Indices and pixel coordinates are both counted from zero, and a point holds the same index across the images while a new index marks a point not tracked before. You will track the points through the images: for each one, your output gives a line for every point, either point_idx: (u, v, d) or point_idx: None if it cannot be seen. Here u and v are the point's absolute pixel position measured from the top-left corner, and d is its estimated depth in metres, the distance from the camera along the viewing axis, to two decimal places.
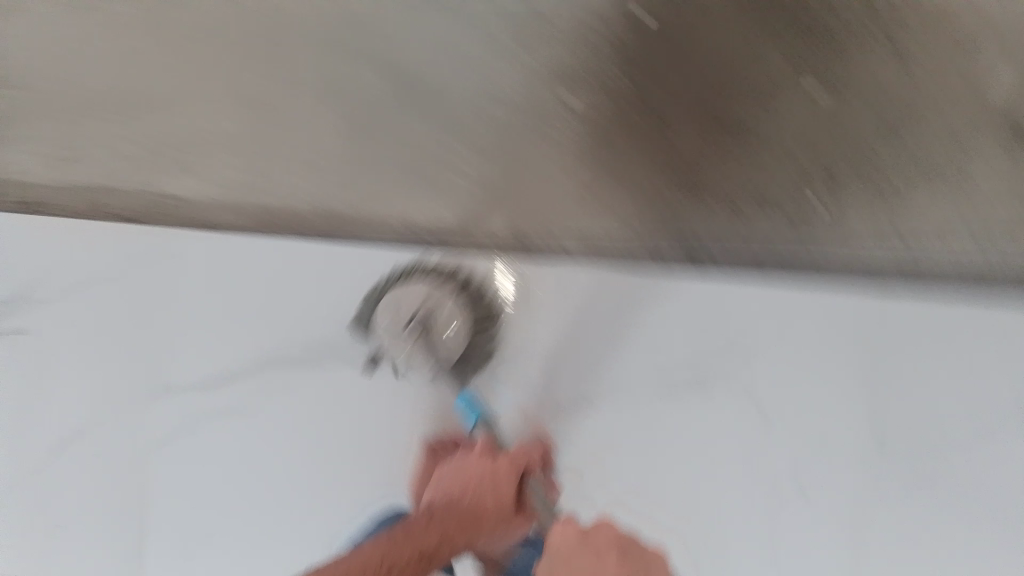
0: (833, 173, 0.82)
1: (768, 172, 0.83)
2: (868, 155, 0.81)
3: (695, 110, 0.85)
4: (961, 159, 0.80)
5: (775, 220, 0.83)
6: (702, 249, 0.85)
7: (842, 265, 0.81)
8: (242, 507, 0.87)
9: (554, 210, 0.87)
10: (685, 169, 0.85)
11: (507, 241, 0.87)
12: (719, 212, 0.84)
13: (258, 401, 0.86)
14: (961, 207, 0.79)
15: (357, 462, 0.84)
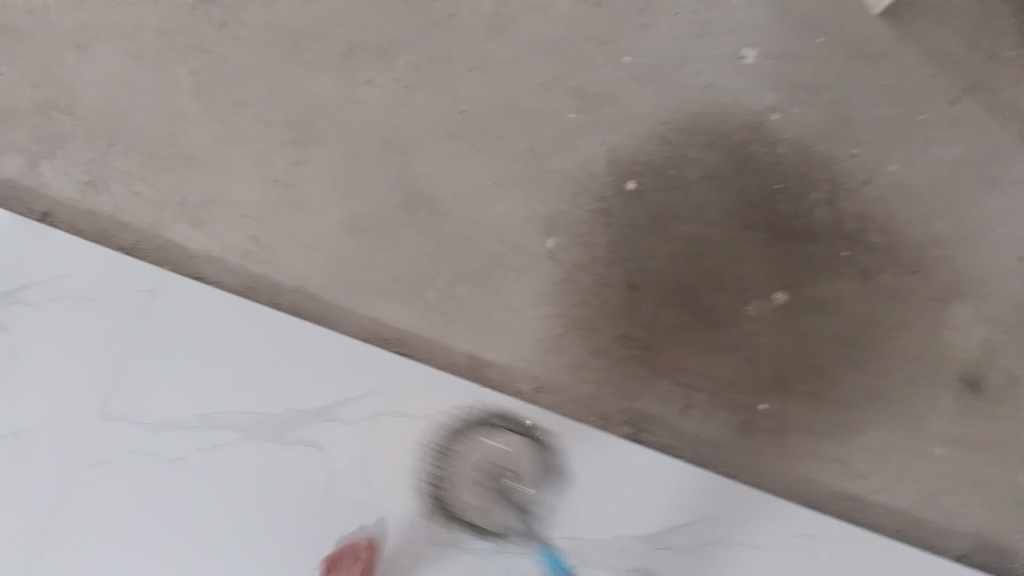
0: (768, 393, 0.93)
1: (714, 376, 0.94)
2: (796, 384, 0.93)
3: (669, 299, 0.95)
4: (875, 413, 0.93)
5: (711, 419, 0.93)
6: (641, 425, 0.94)
7: (753, 473, 0.92)
8: (146, 556, 0.87)
9: (519, 353, 0.95)
10: (644, 351, 0.95)
11: (469, 369, 0.95)
12: (664, 398, 0.94)
13: (197, 454, 0.89)
14: (869, 448, 0.92)
15: (273, 537, 0.88)
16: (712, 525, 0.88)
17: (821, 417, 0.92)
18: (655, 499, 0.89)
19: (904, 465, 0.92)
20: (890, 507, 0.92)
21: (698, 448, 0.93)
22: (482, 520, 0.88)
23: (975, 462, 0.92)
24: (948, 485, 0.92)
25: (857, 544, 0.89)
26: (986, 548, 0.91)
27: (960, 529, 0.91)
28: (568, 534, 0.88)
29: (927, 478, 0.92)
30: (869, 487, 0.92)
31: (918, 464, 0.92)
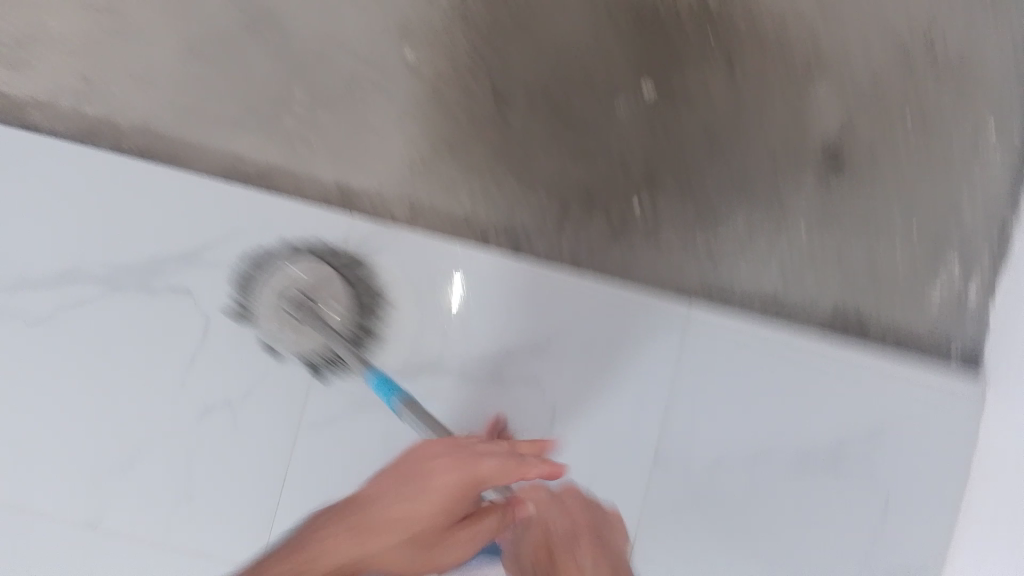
0: (638, 192, 0.94)
1: (584, 181, 0.93)
2: (665, 181, 0.94)
3: (536, 103, 0.93)
4: (741, 203, 0.94)
5: (585, 224, 0.93)
6: (517, 237, 0.93)
7: (630, 273, 0.94)
8: (22, 417, 0.87)
9: (386, 175, 0.92)
10: (513, 161, 0.93)
11: (338, 197, 0.92)
12: (536, 208, 0.93)
13: (60, 311, 0.87)
14: (737, 238, 0.94)
15: (150, 385, 0.87)
16: (587, 325, 0.91)
17: (688, 210, 0.94)
18: (529, 307, 0.91)
19: (771, 246, 0.94)
20: (760, 294, 0.94)
21: (574, 255, 0.93)
22: (362, 350, 0.89)
23: (840, 242, 0.94)
24: (816, 267, 0.94)
25: (726, 328, 0.92)
26: (853, 322, 0.94)
27: (828, 306, 0.94)
28: (450, 350, 0.90)
29: (793, 261, 0.94)
30: (738, 276, 0.94)
31: (786, 243, 0.94)
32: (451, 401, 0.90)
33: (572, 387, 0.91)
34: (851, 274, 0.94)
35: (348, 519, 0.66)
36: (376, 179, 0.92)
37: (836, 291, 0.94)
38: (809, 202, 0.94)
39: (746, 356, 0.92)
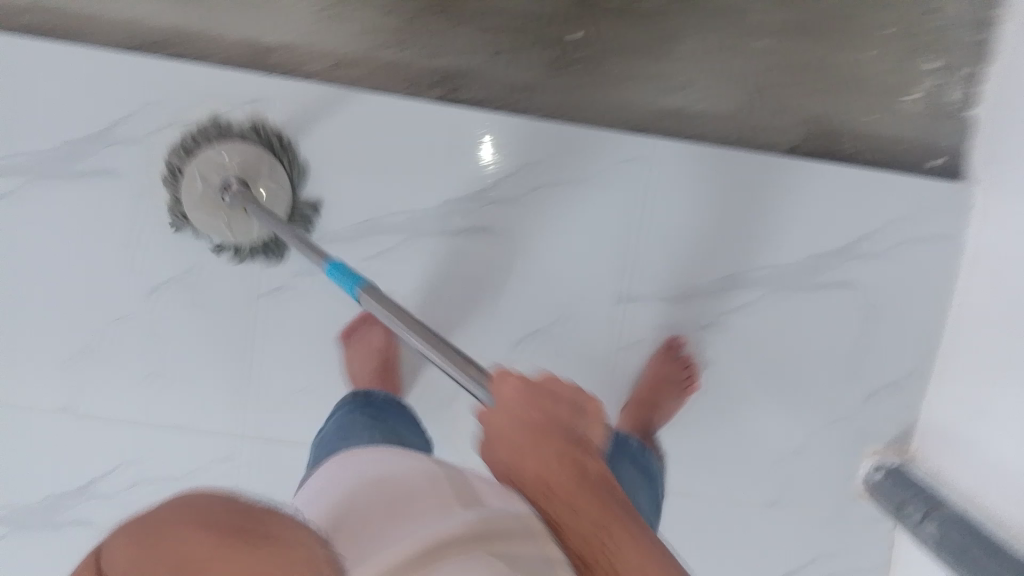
0: (688, 27, 0.88)
1: (630, 25, 0.88)
2: (716, 13, 0.88)
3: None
4: (798, 24, 0.88)
5: (634, 71, 0.89)
6: (571, 93, 0.90)
7: (687, 117, 0.90)
8: (119, 352, 0.91)
9: (423, 47, 0.88)
10: (554, 15, 0.88)
11: (383, 76, 0.89)
12: (584, 61, 0.89)
13: (133, 226, 0.88)
14: (798, 61, 0.88)
15: (240, 305, 0.91)
16: (656, 166, 0.89)
17: (779, 55, 0.88)
18: (596, 161, 0.89)
19: (862, 86, 0.89)
20: (824, 116, 0.89)
21: (631, 104, 0.90)
22: (452, 242, 0.90)
23: (905, 45, 0.88)
24: (882, 80, 0.89)
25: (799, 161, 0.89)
26: (923, 128, 0.90)
27: (897, 119, 0.89)
28: (521, 225, 0.90)
29: (858, 78, 0.88)
30: (804, 102, 0.89)
31: (875, 83, 0.89)
32: (529, 284, 0.91)
33: (649, 232, 0.90)
34: (943, 103, 0.89)
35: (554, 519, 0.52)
36: (467, 60, 0.89)
37: (926, 120, 0.89)
38: (894, 38, 0.88)
39: (822, 176, 0.89)
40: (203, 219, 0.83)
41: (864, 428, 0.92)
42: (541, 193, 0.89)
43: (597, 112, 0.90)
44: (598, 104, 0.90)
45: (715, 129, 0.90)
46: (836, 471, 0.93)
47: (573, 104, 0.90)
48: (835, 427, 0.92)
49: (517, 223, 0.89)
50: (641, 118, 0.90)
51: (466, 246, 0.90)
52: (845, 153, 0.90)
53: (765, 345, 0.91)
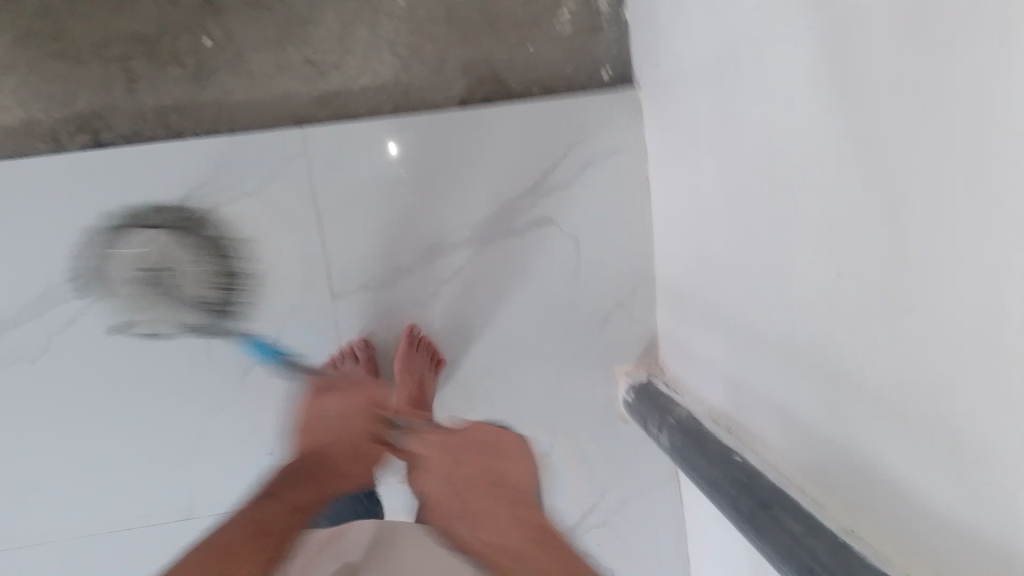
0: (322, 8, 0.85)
1: (262, 20, 0.84)
2: None
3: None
4: None
5: (280, 66, 0.85)
6: (220, 104, 0.85)
7: (347, 97, 0.86)
8: None
9: (50, 96, 0.82)
10: (179, 28, 0.83)
11: (15, 135, 0.82)
12: (225, 69, 0.84)
13: None
14: (443, 14, 0.87)
15: None
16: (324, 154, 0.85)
17: (420, 12, 0.86)
18: (259, 163, 0.84)
19: (510, 22, 0.88)
20: (485, 62, 0.88)
21: (286, 100, 0.85)
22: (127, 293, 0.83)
23: None
24: (529, 15, 0.88)
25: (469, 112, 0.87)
26: (583, 52, 0.90)
27: (555, 47, 0.90)
28: (201, 250, 0.84)
29: (506, 17, 0.88)
30: (460, 52, 0.88)
31: (523, 16, 0.88)
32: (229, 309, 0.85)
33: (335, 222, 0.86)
34: (595, 19, 0.89)
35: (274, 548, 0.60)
36: (99, 100, 0.83)
37: (582, 40, 0.90)
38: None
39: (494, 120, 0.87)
40: None
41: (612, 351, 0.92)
42: (215, 214, 0.83)
43: (253, 116, 0.85)
44: (249, 106, 0.85)
45: (382, 101, 0.87)
46: (594, 403, 0.93)
47: (225, 114, 0.85)
48: (582, 361, 0.92)
49: (198, 249, 0.83)
50: (303, 109, 0.86)
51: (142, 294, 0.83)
52: (515, 92, 0.90)
53: (489, 302, 0.90)
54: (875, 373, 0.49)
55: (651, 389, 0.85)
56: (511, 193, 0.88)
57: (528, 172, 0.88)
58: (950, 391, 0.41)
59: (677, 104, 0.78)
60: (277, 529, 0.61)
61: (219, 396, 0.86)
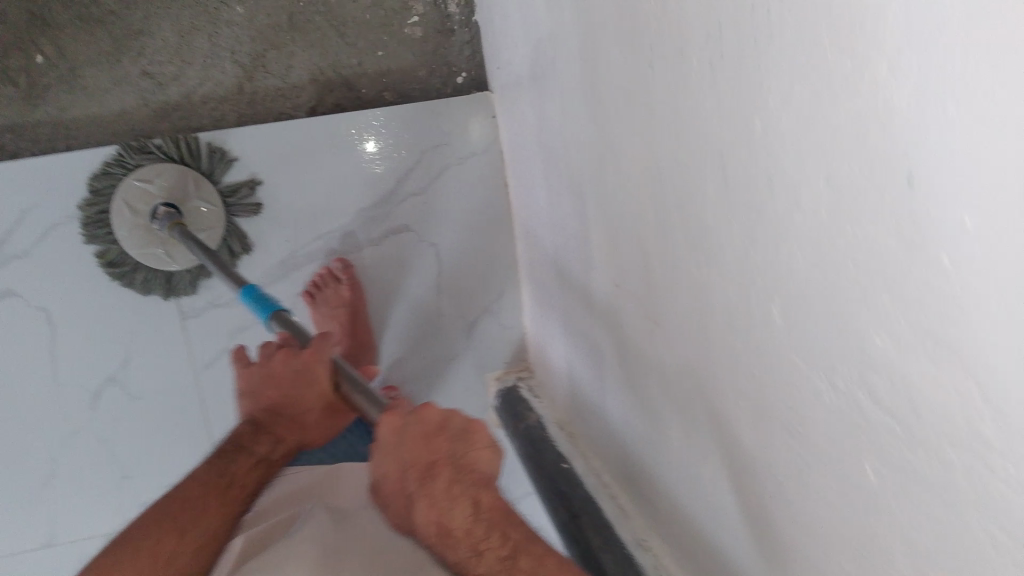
0: (157, 23, 0.82)
1: (94, 35, 0.81)
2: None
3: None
4: None
5: (116, 83, 0.82)
6: (55, 123, 0.82)
7: (189, 111, 0.84)
8: None
9: None
10: (8, 44, 0.80)
11: None
12: (57, 86, 0.82)
13: None
14: (286, 22, 0.84)
15: None
16: None
17: (260, 18, 0.83)
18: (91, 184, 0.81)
19: (358, 25, 0.85)
20: (333, 70, 0.86)
21: (124, 117, 0.83)
22: None
23: None
24: (378, 20, 0.85)
25: (318, 125, 0.85)
26: (436, 56, 0.88)
27: (407, 51, 0.87)
28: (38, 274, 0.81)
29: (351, 23, 0.85)
30: (306, 60, 0.85)
31: (370, 19, 0.85)
32: (77, 335, 0.83)
33: None
34: (446, 19, 0.87)
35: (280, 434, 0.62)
36: None
37: (434, 43, 0.87)
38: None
39: (347, 132, 0.86)
40: (142, 252, 0.80)
41: (480, 358, 0.95)
42: (52, 236, 0.81)
43: (91, 134, 0.83)
44: (85, 121, 0.83)
45: (226, 112, 0.85)
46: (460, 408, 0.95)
47: (61, 133, 0.82)
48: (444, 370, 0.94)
49: (37, 277, 0.81)
50: (143, 124, 0.83)
51: None
52: (366, 97, 0.87)
53: None
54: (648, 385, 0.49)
55: (511, 394, 0.85)
56: (365, 203, 0.88)
57: (382, 183, 0.88)
58: (692, 392, 0.42)
59: (516, 116, 0.78)
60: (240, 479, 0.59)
61: (70, 420, 0.85)
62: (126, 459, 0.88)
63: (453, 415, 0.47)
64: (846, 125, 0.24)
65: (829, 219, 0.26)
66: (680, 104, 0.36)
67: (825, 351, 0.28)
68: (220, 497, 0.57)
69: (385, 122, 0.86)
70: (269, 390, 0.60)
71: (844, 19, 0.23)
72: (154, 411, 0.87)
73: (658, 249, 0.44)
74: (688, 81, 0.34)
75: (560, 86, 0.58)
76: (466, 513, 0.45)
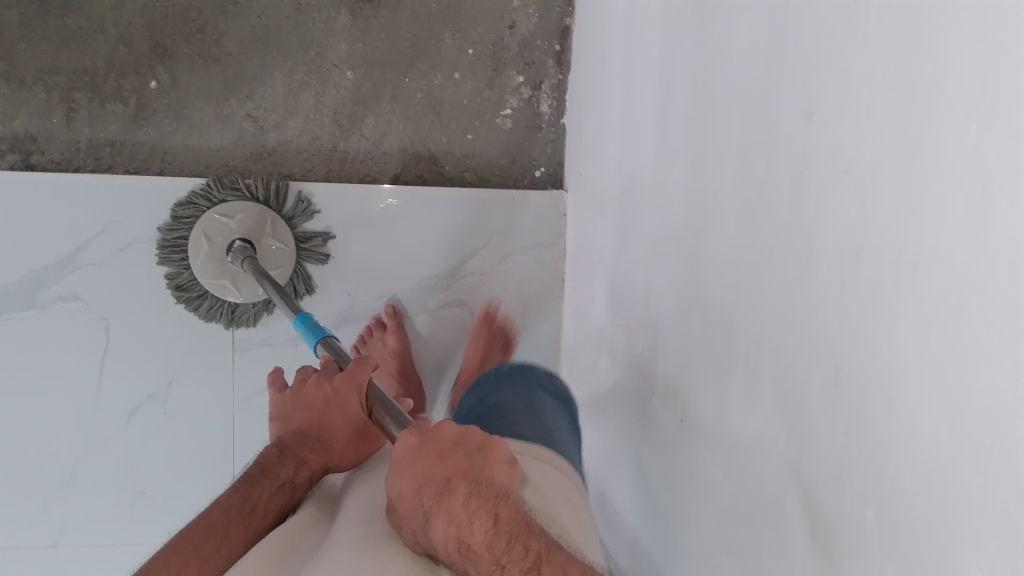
0: (270, 72, 0.87)
1: (210, 73, 0.86)
2: (300, 53, 0.86)
3: (162, 24, 0.84)
4: (384, 56, 0.88)
5: (220, 119, 0.87)
6: (155, 145, 0.86)
7: (281, 158, 0.88)
8: None
9: None
10: (130, 64, 0.85)
11: None
12: (165, 112, 0.86)
13: None
14: (389, 93, 0.88)
15: None
16: None
17: (365, 86, 0.88)
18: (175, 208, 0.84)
19: (454, 109, 0.90)
20: (420, 144, 0.90)
21: (220, 150, 0.87)
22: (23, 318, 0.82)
23: (496, 72, 0.90)
24: (472, 106, 0.90)
25: (399, 194, 0.89)
26: (519, 150, 0.92)
27: (494, 139, 0.91)
28: (108, 283, 0.84)
29: (448, 105, 0.90)
30: (398, 130, 0.89)
31: (466, 105, 0.90)
32: (129, 347, 0.85)
33: None
34: (536, 117, 0.92)
35: (305, 457, 0.64)
36: (34, 123, 0.84)
37: (520, 137, 0.92)
38: (477, 60, 0.89)
39: (425, 205, 0.90)
40: (210, 282, 0.82)
41: None
42: (128, 250, 0.84)
43: (186, 160, 0.87)
44: (183, 150, 0.87)
45: (315, 165, 0.89)
46: None
47: (159, 156, 0.87)
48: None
49: (106, 286, 0.84)
50: (237, 162, 0.88)
51: (36, 320, 0.83)
52: (447, 174, 0.91)
53: None
54: (699, 521, 0.52)
55: None
56: (428, 272, 0.92)
57: (447, 258, 0.92)
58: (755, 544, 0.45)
59: (591, 225, 0.82)
60: (263, 502, 0.59)
61: (101, 429, 0.86)
62: (142, 477, 0.88)
63: (469, 433, 0.51)
64: (975, 401, 0.28)
65: (945, 470, 0.29)
66: (798, 296, 0.39)
67: (915, 570, 0.31)
68: (243, 524, 0.57)
69: (461, 201, 0.90)
70: (302, 414, 0.66)
71: (978, 314, 0.27)
72: (181, 437, 0.88)
73: (741, 413, 0.46)
74: (812, 278, 0.38)
75: (653, 220, 0.62)
76: (486, 527, 0.46)
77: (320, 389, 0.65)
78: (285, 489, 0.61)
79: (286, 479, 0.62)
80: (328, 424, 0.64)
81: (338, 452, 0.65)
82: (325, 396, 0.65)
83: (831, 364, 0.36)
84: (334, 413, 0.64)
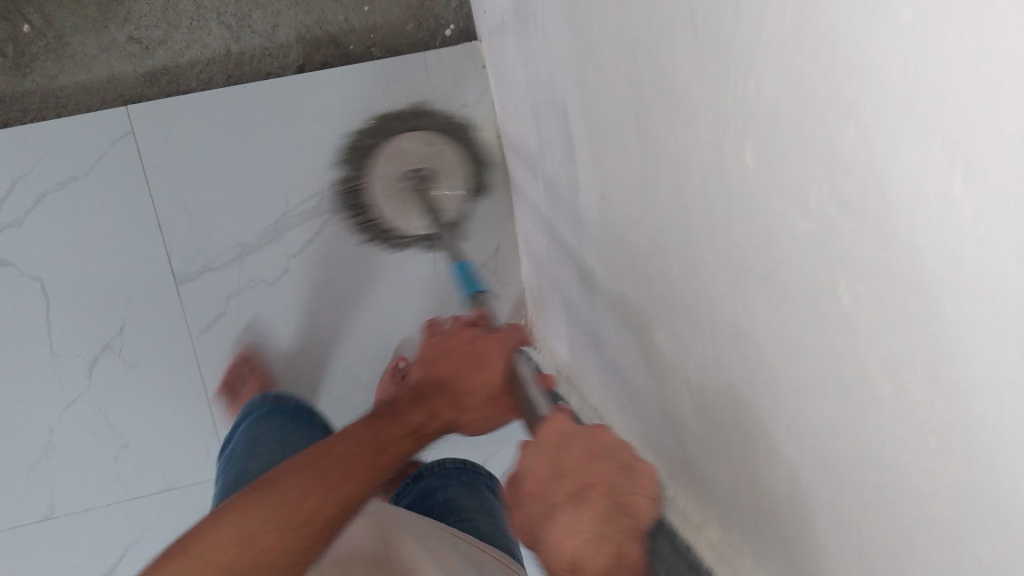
0: None
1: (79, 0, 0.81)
2: None
3: None
4: None
5: (103, 48, 0.82)
6: (44, 90, 0.82)
7: (177, 74, 0.83)
8: None
9: None
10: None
11: None
12: (44, 53, 0.81)
13: None
14: None
15: None
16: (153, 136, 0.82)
17: None
18: (78, 149, 0.80)
19: None
20: (317, 28, 0.85)
21: (111, 81, 0.83)
22: None
23: None
24: None
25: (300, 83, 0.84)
26: (422, 10, 0.86)
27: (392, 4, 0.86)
28: (33, 241, 0.81)
29: None
30: (290, 17, 0.84)
31: None
32: (72, 302, 0.83)
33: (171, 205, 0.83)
34: None
35: (440, 412, 0.61)
36: None
37: None
38: None
39: (330, 90, 0.84)
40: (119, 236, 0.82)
41: (469, 314, 0.92)
42: (43, 204, 0.80)
43: (80, 99, 0.83)
44: (74, 88, 0.82)
45: (214, 73, 0.84)
46: None
47: (51, 100, 0.82)
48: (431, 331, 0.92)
49: (31, 245, 0.81)
50: (132, 89, 0.83)
51: None
52: (353, 53, 0.86)
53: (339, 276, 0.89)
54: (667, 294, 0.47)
55: (507, 348, 0.87)
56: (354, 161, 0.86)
57: None
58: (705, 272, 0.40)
59: (501, 61, 0.75)
60: (392, 448, 0.60)
61: (68, 390, 0.85)
62: (123, 426, 0.87)
63: (620, 442, 0.46)
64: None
65: (900, 81, 0.23)
66: None
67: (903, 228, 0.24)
68: (325, 491, 0.55)
69: (366, 77, 0.85)
70: (445, 361, 0.62)
71: None
72: (150, 380, 0.87)
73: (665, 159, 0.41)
74: None
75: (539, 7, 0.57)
76: (608, 559, 0.42)
77: (488, 340, 0.62)
78: (409, 437, 0.61)
79: (413, 425, 0.60)
80: (479, 379, 0.61)
81: (468, 412, 0.62)
82: (473, 347, 0.62)
83: (750, 101, 0.31)
84: (481, 372, 0.61)
